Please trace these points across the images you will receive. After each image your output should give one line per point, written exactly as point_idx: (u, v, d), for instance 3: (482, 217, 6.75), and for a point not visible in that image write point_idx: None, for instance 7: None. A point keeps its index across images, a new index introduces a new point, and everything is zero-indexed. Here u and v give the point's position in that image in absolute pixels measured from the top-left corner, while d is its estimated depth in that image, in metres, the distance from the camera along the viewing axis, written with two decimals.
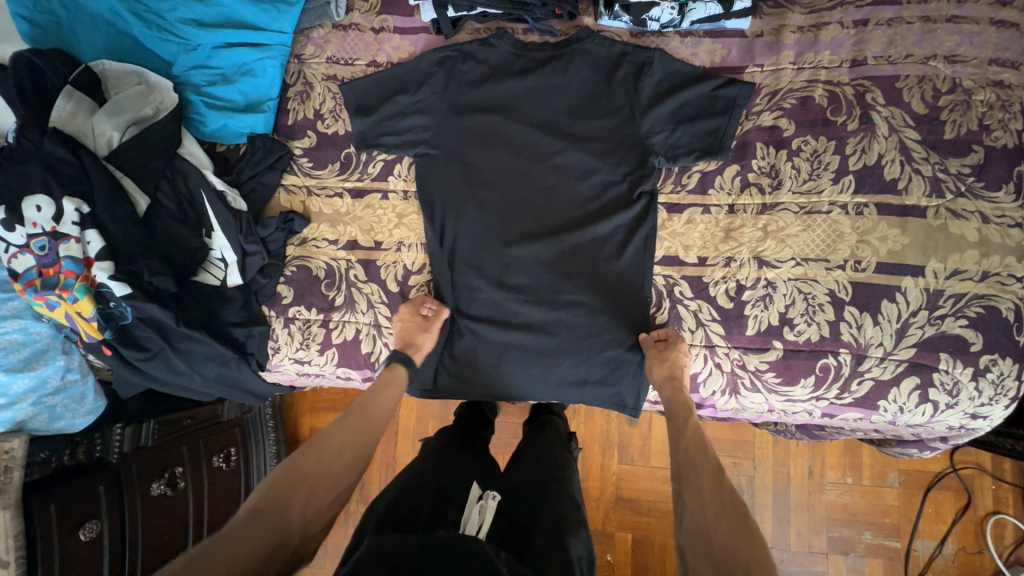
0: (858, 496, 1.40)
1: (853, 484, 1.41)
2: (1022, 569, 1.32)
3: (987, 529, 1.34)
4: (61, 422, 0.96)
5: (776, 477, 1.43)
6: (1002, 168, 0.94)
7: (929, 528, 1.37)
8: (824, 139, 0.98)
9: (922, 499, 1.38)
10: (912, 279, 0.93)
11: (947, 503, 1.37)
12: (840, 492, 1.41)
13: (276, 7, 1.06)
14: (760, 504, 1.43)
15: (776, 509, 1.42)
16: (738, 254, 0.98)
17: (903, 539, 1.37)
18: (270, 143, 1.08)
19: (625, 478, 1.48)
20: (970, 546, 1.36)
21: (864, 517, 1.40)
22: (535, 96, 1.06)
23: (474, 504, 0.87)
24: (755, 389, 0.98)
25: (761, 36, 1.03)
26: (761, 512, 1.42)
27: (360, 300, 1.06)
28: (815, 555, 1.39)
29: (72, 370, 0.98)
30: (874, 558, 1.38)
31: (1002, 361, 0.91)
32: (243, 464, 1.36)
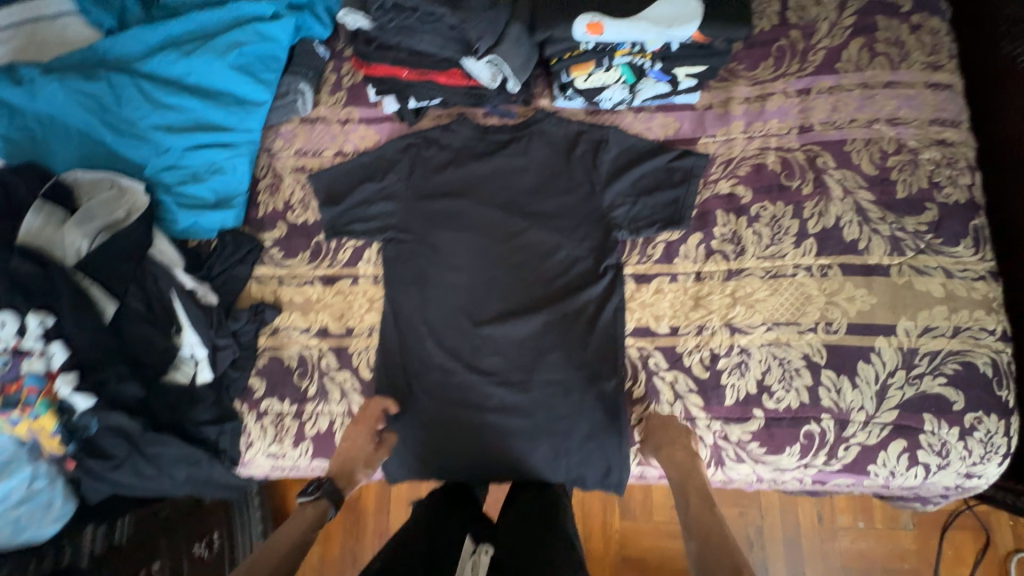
0: (874, 542, 1.34)
1: (866, 528, 1.35)
2: None
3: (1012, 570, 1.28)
4: (26, 533, 0.89)
5: (786, 525, 1.37)
6: (958, 223, 0.95)
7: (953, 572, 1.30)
8: (781, 204, 1.00)
9: (940, 541, 1.32)
10: (884, 338, 0.92)
11: (966, 544, 1.31)
12: (854, 538, 1.34)
13: (244, 108, 1.10)
14: (772, 557, 1.35)
15: (790, 562, 1.35)
16: (709, 322, 0.97)
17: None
18: (239, 237, 1.10)
19: (629, 536, 1.41)
20: None
21: (884, 565, 1.32)
22: (497, 177, 1.09)
23: (468, 558, 0.75)
24: (741, 460, 0.94)
25: (711, 108, 1.07)
26: (775, 567, 1.35)
27: (333, 389, 1.04)
28: None
29: (40, 477, 0.93)
30: None
31: (988, 418, 0.90)
32: (228, 550, 1.24)
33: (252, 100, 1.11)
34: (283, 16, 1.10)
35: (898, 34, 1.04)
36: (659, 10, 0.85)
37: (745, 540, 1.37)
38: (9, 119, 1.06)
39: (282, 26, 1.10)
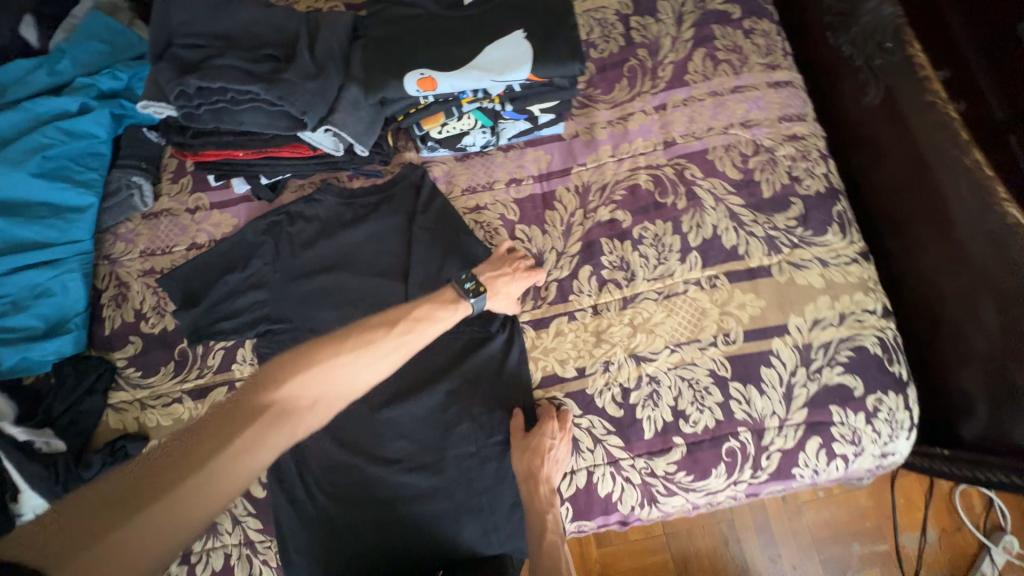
0: (835, 508, 1.42)
1: (826, 497, 1.43)
2: (1002, 534, 1.36)
3: (958, 504, 1.40)
4: None
5: (754, 512, 1.42)
6: (823, 212, 0.98)
7: (909, 519, 1.40)
8: (660, 222, 0.99)
9: (892, 491, 1.43)
10: (780, 339, 0.92)
11: (915, 490, 1.43)
12: (819, 510, 1.42)
13: (64, 218, 0.96)
14: (749, 547, 1.40)
15: (765, 548, 1.40)
16: (615, 356, 0.94)
17: (889, 541, 1.39)
18: (83, 364, 0.95)
19: (608, 563, 1.41)
20: (949, 525, 1.40)
21: (849, 528, 1.40)
22: (373, 242, 1.01)
23: None
24: (671, 493, 0.91)
25: (577, 136, 1.05)
26: (751, 557, 1.39)
27: (222, 519, 0.90)
28: None
29: None
30: (871, 569, 1.37)
31: (887, 397, 0.91)
32: None
33: (71, 207, 0.97)
34: (94, 108, 0.97)
35: (735, 40, 1.08)
36: (492, 56, 0.82)
37: (719, 536, 1.41)
38: None
39: (95, 120, 0.97)
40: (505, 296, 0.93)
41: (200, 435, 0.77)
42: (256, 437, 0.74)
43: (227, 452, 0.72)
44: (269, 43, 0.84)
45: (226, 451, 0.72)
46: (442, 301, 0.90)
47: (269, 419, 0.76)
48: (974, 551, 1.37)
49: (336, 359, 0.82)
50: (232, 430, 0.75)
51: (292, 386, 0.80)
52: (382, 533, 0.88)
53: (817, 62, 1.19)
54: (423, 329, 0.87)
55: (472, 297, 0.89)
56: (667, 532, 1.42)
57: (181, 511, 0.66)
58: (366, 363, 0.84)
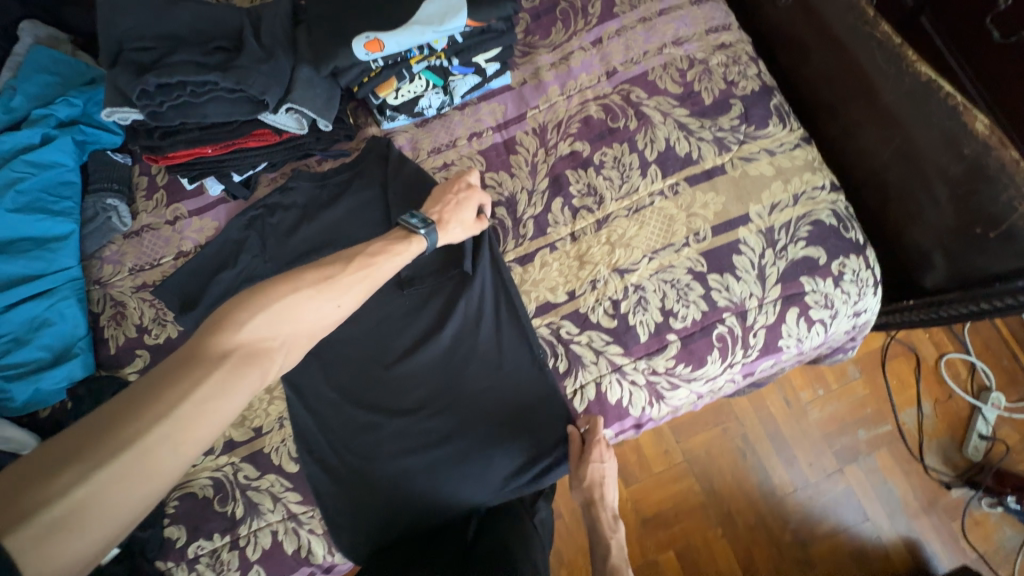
0: (836, 402, 1.51)
1: (826, 393, 1.51)
2: (987, 392, 1.48)
3: (943, 373, 1.51)
4: None
5: (763, 420, 1.50)
6: (762, 107, 1.06)
7: (904, 398, 1.50)
8: (617, 145, 1.06)
9: (884, 374, 1.52)
10: (745, 228, 1.00)
11: (904, 369, 1.53)
12: (821, 406, 1.50)
13: (49, 247, 0.98)
14: (764, 455, 1.47)
15: (780, 452, 1.47)
16: (600, 274, 1.00)
17: (890, 420, 1.48)
18: (95, 385, 0.97)
19: (639, 497, 1.45)
20: (941, 395, 1.50)
21: (851, 417, 1.49)
22: (354, 216, 1.05)
23: None
24: (676, 386, 0.98)
25: (525, 82, 1.11)
26: (769, 462, 1.46)
27: (262, 499, 0.94)
28: (833, 476, 1.45)
29: None
30: (879, 450, 1.47)
31: (849, 260, 1.00)
32: None
33: (53, 236, 0.99)
34: (56, 136, 1.00)
35: None
36: (429, 10, 0.87)
37: (736, 451, 1.48)
38: None
39: (60, 148, 0.99)
40: (460, 223, 0.95)
41: (100, 423, 0.51)
42: (231, 378, 0.59)
43: (195, 397, 0.55)
44: (217, 36, 0.88)
45: (187, 397, 0.55)
46: (397, 238, 0.87)
47: (240, 361, 0.61)
48: (967, 413, 1.49)
49: (306, 297, 0.70)
50: (185, 377, 0.57)
51: (262, 322, 0.66)
52: (415, 477, 0.93)
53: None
54: (380, 262, 0.80)
55: (422, 231, 0.88)
56: (688, 458, 1.48)
57: (143, 467, 0.50)
58: (334, 296, 0.74)
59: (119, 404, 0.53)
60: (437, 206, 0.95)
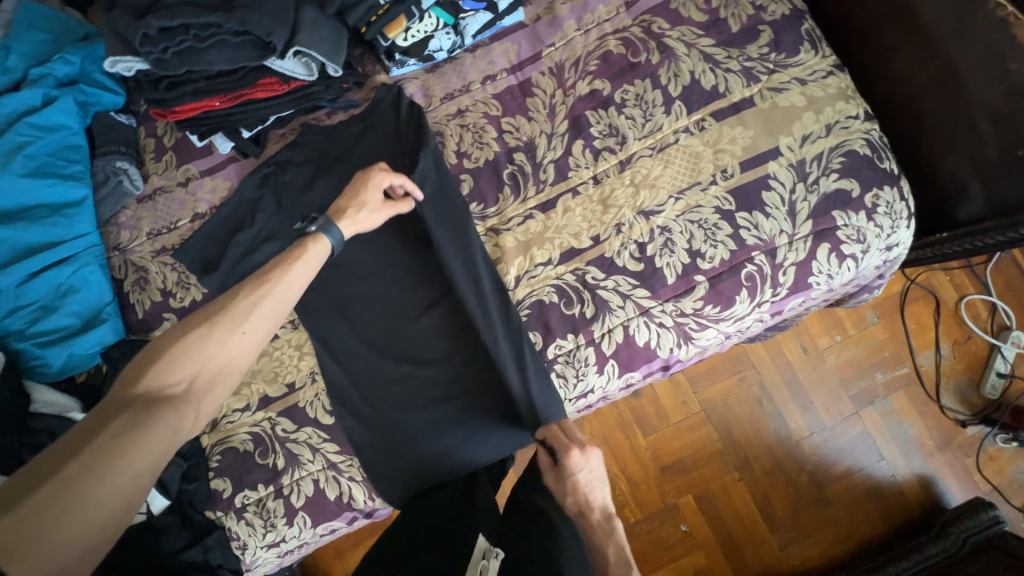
0: (855, 347, 1.50)
1: (844, 339, 1.50)
2: (1008, 331, 1.46)
3: (964, 314, 1.49)
4: None
5: (780, 369, 1.50)
6: (792, 32, 1.00)
7: (923, 340, 1.49)
8: (639, 81, 1.01)
9: (903, 318, 1.50)
10: (774, 162, 0.96)
11: (923, 312, 1.50)
12: (839, 352, 1.50)
13: (64, 213, 0.97)
14: (781, 402, 1.48)
15: (796, 398, 1.48)
16: (624, 218, 0.98)
17: (908, 363, 1.48)
18: (127, 349, 0.98)
19: (658, 446, 1.48)
20: (959, 336, 1.49)
21: (869, 362, 1.49)
22: (370, 169, 1.03)
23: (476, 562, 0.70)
24: (704, 327, 0.97)
25: (540, 18, 1.05)
26: (786, 408, 1.48)
27: (302, 451, 0.96)
28: (849, 419, 1.46)
29: None
30: (896, 392, 1.47)
31: (883, 191, 0.96)
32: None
33: (67, 202, 0.98)
34: (57, 97, 0.96)
35: None
36: None
37: (753, 399, 1.49)
38: None
39: (62, 109, 0.96)
40: (365, 207, 0.89)
41: (23, 479, 0.53)
42: (149, 414, 0.61)
43: (116, 434, 0.57)
44: None
45: (105, 437, 0.57)
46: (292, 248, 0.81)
47: (144, 406, 0.61)
48: (985, 353, 1.48)
49: (206, 333, 0.68)
50: (103, 423, 0.59)
51: (172, 363, 0.66)
52: (448, 424, 0.96)
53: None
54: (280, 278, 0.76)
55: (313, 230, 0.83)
56: (704, 408, 1.49)
57: (72, 501, 0.52)
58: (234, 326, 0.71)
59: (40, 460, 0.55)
60: (343, 196, 0.90)
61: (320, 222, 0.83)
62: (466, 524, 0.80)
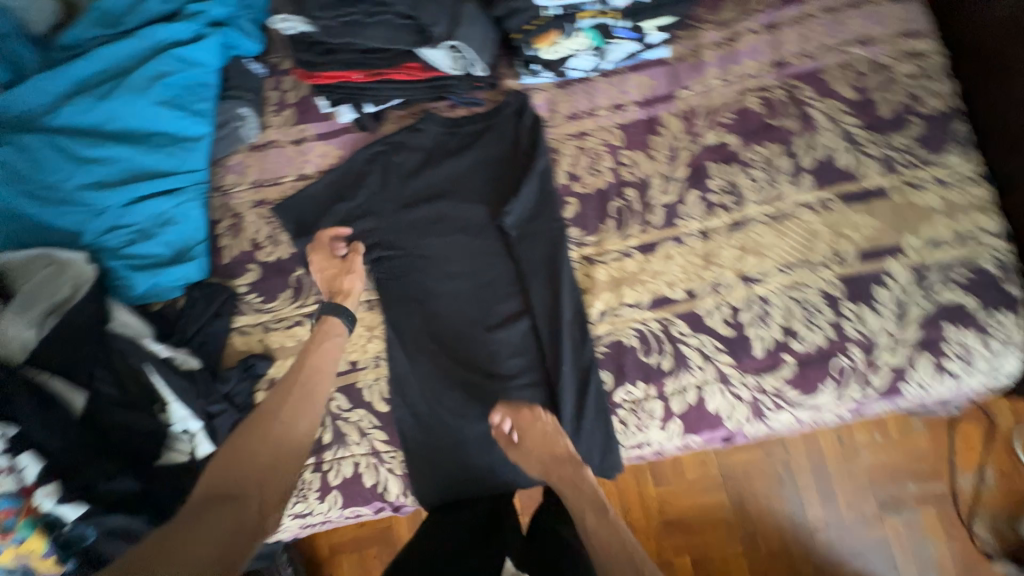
0: (891, 448, 1.28)
1: (884, 439, 1.29)
2: None
3: (1019, 448, 1.22)
4: None
5: (810, 451, 1.30)
6: (943, 131, 0.95)
7: (964, 458, 1.25)
8: (771, 145, 0.98)
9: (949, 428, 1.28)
10: (893, 259, 0.92)
11: (973, 431, 1.27)
12: (875, 452, 1.28)
13: (182, 146, 0.99)
14: (804, 486, 1.29)
15: (819, 486, 1.28)
16: (724, 278, 0.95)
17: (946, 480, 1.24)
18: (208, 290, 1.00)
19: (667, 501, 1.31)
20: (1009, 467, 1.23)
21: (904, 469, 1.26)
22: (479, 170, 1.02)
23: None
24: (780, 408, 0.93)
25: (682, 59, 1.03)
26: (807, 496, 1.28)
27: (350, 431, 0.96)
28: (870, 523, 1.25)
29: None
30: (926, 508, 1.24)
31: (1003, 314, 0.90)
32: None
33: (188, 135, 0.99)
34: (205, 35, 1.00)
35: None
36: None
37: (777, 477, 1.30)
38: None
39: (207, 48, 0.99)
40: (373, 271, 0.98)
41: (152, 548, 0.69)
42: (193, 520, 0.73)
43: (159, 544, 0.69)
44: None
45: (173, 532, 0.71)
46: (316, 340, 0.92)
47: (193, 512, 0.74)
48: None
49: (247, 437, 0.81)
50: (184, 516, 0.74)
51: (227, 464, 0.79)
52: (499, 441, 0.94)
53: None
54: (320, 365, 0.89)
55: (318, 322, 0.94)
56: (723, 473, 1.32)
57: None
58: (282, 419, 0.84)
59: (170, 526, 0.73)
60: (339, 277, 0.97)
61: (339, 305, 0.95)
62: (487, 550, 0.83)
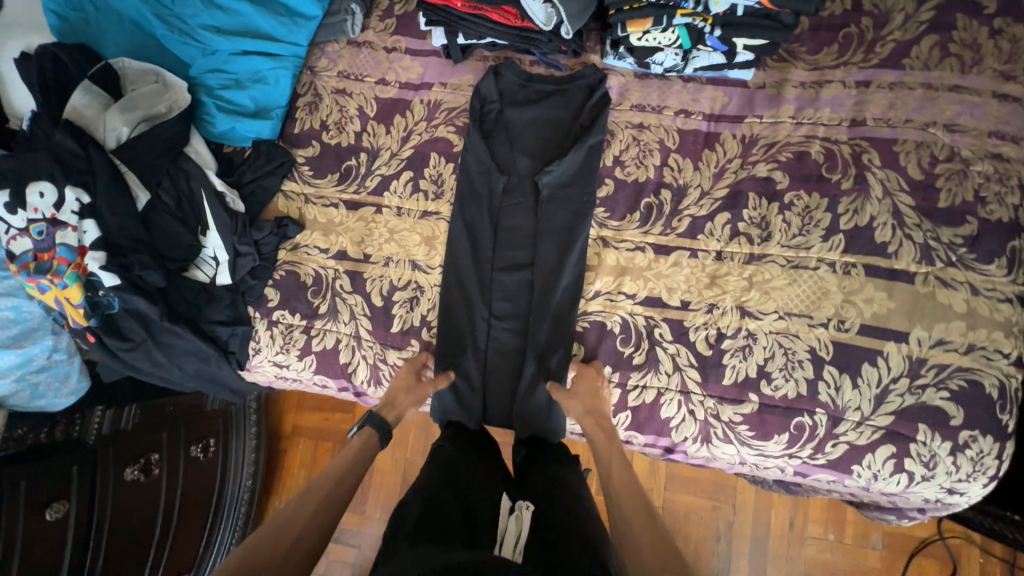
0: (840, 555, 1.36)
1: (835, 541, 1.37)
2: None
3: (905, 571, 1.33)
4: (42, 400, 0.99)
5: (756, 525, 1.39)
6: (996, 242, 0.92)
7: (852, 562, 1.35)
8: (817, 196, 0.98)
9: (906, 566, 1.33)
10: (895, 345, 0.91)
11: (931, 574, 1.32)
12: (821, 549, 1.37)
13: (294, 20, 1.11)
14: (737, 551, 1.39)
15: (753, 559, 1.38)
16: (722, 302, 0.97)
17: None
18: (273, 150, 1.12)
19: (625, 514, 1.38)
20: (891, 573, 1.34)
21: None
22: (535, 127, 1.08)
23: (509, 516, 0.82)
24: (727, 440, 0.96)
25: (763, 88, 1.04)
26: (736, 562, 1.38)
27: (343, 310, 1.06)
28: None
29: (59, 351, 1.03)
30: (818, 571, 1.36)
31: (983, 438, 0.87)
32: (221, 457, 1.35)
33: (303, 14, 1.12)
34: None
35: (976, 37, 0.99)
36: None
37: (712, 531, 1.40)
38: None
39: None
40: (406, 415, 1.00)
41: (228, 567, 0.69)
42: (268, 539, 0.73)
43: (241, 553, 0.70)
44: None
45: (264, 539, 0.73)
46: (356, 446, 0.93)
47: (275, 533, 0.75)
48: None
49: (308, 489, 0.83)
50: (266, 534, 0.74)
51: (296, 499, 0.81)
52: (462, 369, 1.03)
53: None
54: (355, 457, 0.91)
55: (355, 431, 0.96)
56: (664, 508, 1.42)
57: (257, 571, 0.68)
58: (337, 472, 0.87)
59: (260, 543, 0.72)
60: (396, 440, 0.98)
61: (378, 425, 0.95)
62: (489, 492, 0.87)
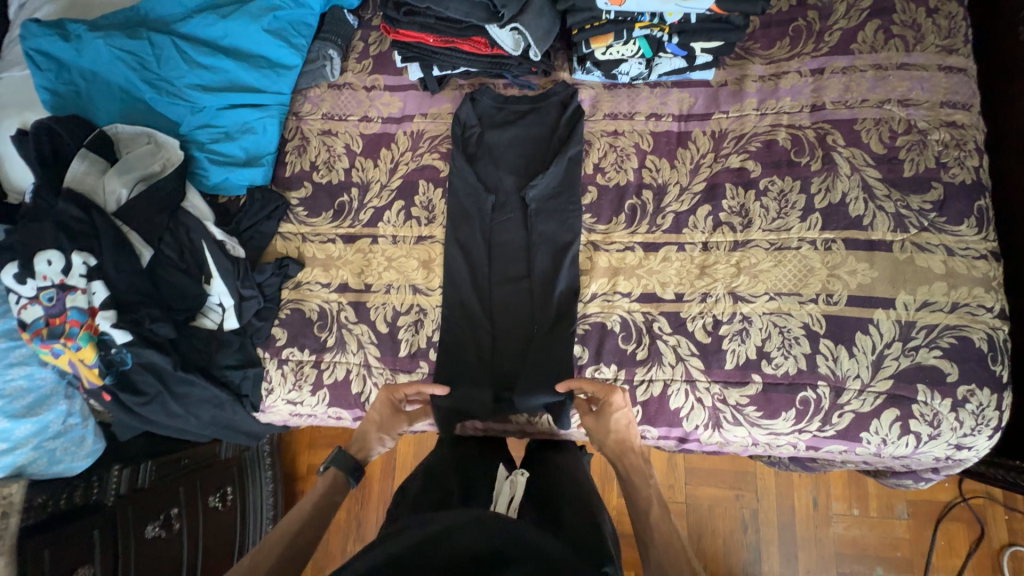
0: (867, 529, 1.37)
1: (861, 516, 1.38)
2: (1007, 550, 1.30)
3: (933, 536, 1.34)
4: (60, 465, 0.99)
5: (781, 510, 1.40)
6: (963, 203, 0.97)
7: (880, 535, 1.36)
8: (789, 179, 1.03)
9: (934, 532, 1.34)
10: (883, 311, 0.95)
11: (959, 537, 1.33)
12: (849, 525, 1.37)
13: (276, 71, 1.17)
14: (766, 539, 1.39)
15: (783, 545, 1.38)
16: (713, 290, 1.01)
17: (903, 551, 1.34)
18: (266, 195, 1.16)
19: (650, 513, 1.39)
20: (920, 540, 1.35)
21: (876, 552, 1.35)
22: (516, 146, 1.13)
23: (504, 480, 0.90)
24: (738, 423, 0.98)
25: (726, 85, 1.10)
26: (766, 550, 1.38)
27: (350, 341, 1.09)
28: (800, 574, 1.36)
29: (74, 414, 1.03)
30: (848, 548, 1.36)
31: (980, 391, 0.91)
32: (240, 504, 1.35)
33: (284, 64, 1.18)
34: None
35: (914, 17, 1.06)
36: None
37: (739, 522, 1.41)
38: (55, 74, 1.12)
39: None
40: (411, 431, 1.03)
41: None
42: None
43: None
44: None
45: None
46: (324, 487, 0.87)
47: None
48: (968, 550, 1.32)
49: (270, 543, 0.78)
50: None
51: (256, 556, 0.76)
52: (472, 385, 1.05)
53: (990, 41, 1.11)
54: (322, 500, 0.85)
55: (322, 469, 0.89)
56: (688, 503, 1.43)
57: None
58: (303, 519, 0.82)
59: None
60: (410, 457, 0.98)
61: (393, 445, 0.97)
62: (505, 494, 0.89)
